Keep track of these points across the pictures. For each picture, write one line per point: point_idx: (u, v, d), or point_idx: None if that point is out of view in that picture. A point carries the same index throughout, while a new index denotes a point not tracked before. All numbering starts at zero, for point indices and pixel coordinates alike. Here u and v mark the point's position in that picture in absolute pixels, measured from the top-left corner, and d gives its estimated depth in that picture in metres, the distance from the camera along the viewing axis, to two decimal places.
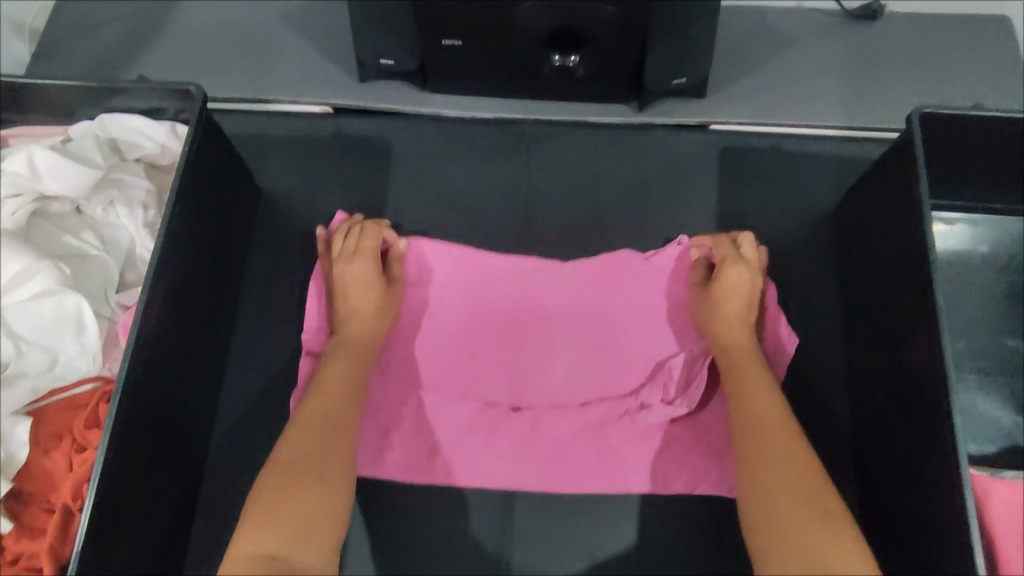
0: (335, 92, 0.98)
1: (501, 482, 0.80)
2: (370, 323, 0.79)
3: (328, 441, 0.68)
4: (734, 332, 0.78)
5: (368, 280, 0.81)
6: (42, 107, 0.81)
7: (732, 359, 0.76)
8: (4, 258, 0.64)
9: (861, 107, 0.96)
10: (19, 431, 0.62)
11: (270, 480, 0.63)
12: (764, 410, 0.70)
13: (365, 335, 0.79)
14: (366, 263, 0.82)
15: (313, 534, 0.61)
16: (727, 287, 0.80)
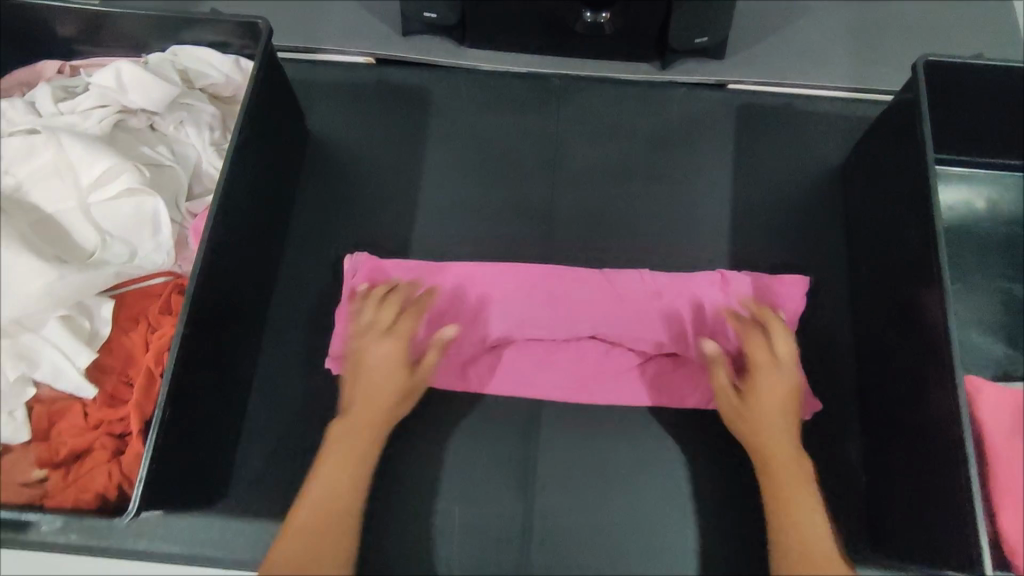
0: (377, 43, 1.04)
1: (511, 388, 0.86)
2: (387, 401, 0.76)
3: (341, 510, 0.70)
4: (770, 419, 0.75)
5: (396, 364, 0.77)
6: (116, 39, 0.87)
7: (766, 440, 0.74)
8: (94, 158, 0.70)
9: (870, 71, 1.03)
10: (104, 309, 0.70)
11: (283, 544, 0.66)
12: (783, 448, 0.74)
13: (378, 415, 0.76)
14: (398, 344, 0.78)
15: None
16: (764, 399, 0.76)
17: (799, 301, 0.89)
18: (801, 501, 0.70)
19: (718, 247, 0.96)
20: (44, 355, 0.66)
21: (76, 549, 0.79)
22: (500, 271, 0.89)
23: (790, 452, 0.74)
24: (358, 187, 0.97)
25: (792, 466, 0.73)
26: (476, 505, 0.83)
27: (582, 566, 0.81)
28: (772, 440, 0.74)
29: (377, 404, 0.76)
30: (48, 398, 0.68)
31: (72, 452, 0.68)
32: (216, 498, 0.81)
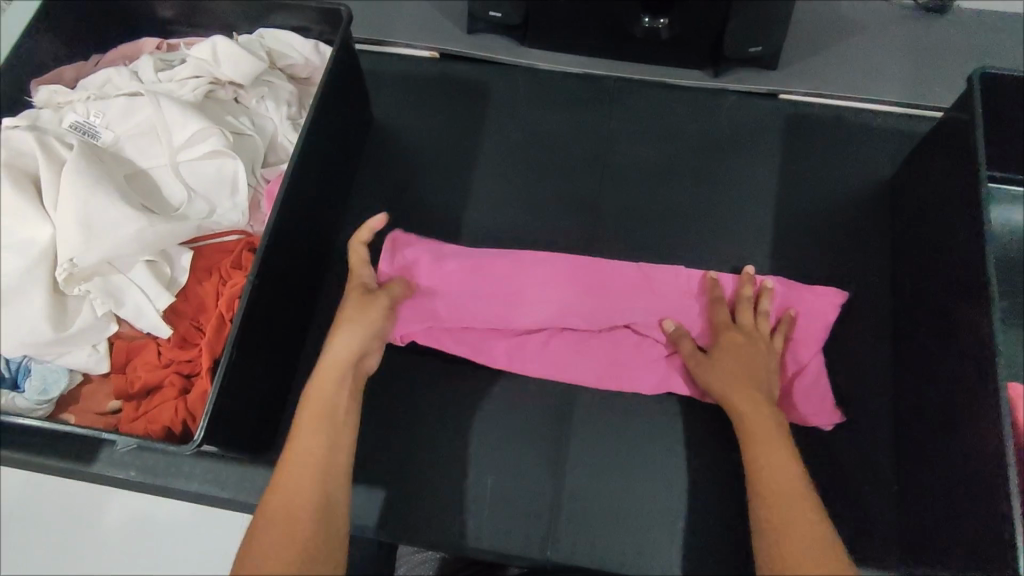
0: (442, 38, 1.10)
1: (549, 369, 0.88)
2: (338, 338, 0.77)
3: (313, 468, 0.66)
4: (737, 380, 0.79)
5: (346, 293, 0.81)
6: (210, 21, 0.94)
7: (733, 398, 0.78)
8: (186, 121, 0.77)
9: (924, 88, 1.03)
10: (183, 258, 0.76)
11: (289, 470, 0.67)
12: (753, 404, 0.77)
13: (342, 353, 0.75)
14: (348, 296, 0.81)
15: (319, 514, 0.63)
16: (727, 354, 0.82)
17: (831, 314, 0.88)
18: (776, 457, 0.72)
19: (763, 250, 0.96)
20: (129, 295, 0.72)
21: (135, 485, 0.84)
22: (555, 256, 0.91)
23: (762, 408, 0.77)
24: (415, 170, 1.02)
25: (765, 423, 0.75)
26: (509, 479, 0.86)
27: (609, 548, 0.83)
28: (741, 399, 0.78)
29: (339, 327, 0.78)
30: (128, 335, 0.75)
31: (144, 386, 0.73)
32: (265, 450, 0.86)
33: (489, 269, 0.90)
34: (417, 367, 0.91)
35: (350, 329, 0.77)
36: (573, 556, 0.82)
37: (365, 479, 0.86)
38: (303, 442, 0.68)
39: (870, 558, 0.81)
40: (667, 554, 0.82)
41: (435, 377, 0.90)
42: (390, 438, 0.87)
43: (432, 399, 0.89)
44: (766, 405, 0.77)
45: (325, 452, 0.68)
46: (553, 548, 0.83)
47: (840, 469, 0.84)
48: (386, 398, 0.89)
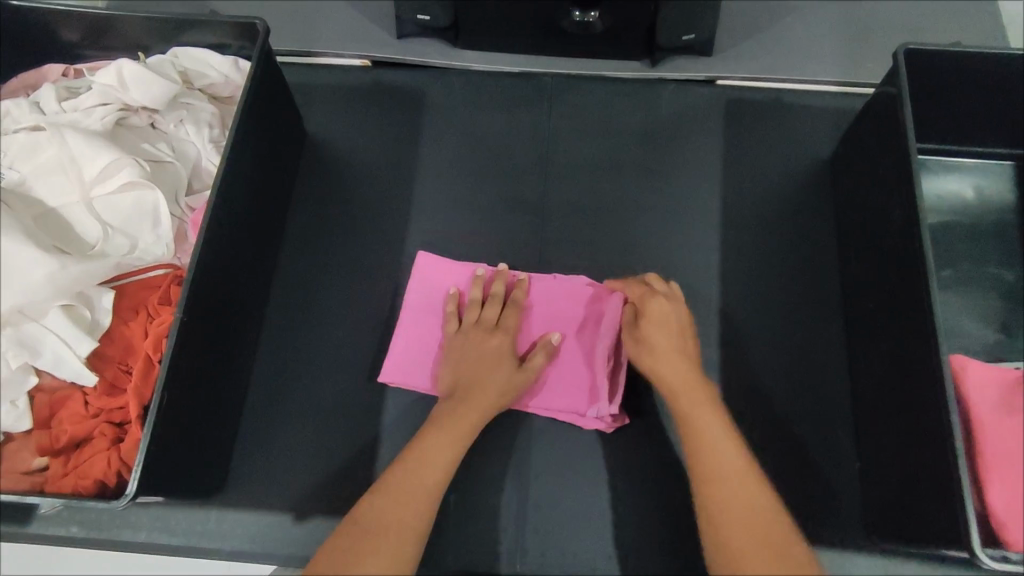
0: (372, 46, 1.06)
1: None
2: (491, 397, 0.78)
3: (423, 487, 0.71)
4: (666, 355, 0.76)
5: (504, 354, 0.81)
6: (118, 43, 0.89)
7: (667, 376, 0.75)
8: (95, 153, 0.72)
9: (855, 65, 1.04)
10: (104, 299, 0.71)
11: (375, 494, 0.69)
12: (678, 379, 0.74)
13: (480, 412, 0.78)
14: (495, 346, 0.82)
15: (403, 543, 0.66)
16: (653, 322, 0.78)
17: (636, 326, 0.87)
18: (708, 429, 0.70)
19: (712, 237, 0.96)
20: (47, 344, 0.68)
21: (76, 542, 0.79)
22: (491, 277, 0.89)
23: (687, 380, 0.74)
24: (353, 184, 0.99)
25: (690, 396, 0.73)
26: (472, 494, 0.83)
27: (579, 555, 0.81)
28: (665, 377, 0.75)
29: (480, 380, 0.79)
30: (49, 386, 0.70)
31: (73, 440, 0.69)
32: (214, 491, 0.81)
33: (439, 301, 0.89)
34: (368, 384, 0.87)
35: (490, 390, 0.79)
36: (544, 568, 0.80)
37: (320, 510, 0.81)
38: (433, 458, 0.73)
39: (838, 537, 0.80)
40: (639, 555, 0.80)
41: (389, 395, 0.86)
42: (343, 465, 0.83)
43: (386, 419, 0.85)
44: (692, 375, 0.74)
45: (430, 481, 0.71)
46: (522, 562, 0.80)
47: (803, 452, 0.84)
48: (338, 422, 0.85)
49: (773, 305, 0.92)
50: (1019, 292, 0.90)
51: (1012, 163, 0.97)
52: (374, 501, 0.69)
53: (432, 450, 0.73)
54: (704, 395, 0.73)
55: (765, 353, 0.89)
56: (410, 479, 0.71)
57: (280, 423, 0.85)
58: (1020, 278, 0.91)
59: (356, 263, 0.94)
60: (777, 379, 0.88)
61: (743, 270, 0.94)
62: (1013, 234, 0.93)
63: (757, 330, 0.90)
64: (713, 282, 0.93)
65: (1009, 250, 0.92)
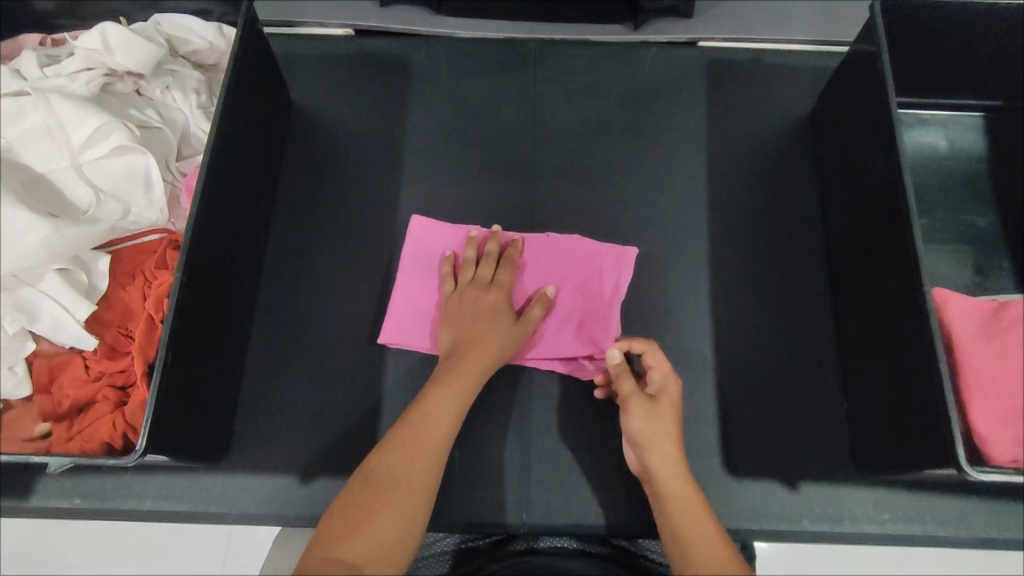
0: (354, 13, 1.05)
1: None
2: (491, 353, 0.80)
3: (432, 441, 0.72)
4: (660, 442, 0.73)
5: (500, 310, 0.83)
6: (96, 12, 0.87)
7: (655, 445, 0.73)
8: (84, 118, 0.72)
9: (833, 24, 1.06)
10: (101, 264, 0.71)
11: (385, 447, 0.70)
12: (662, 440, 0.73)
13: (481, 368, 0.79)
14: (491, 303, 0.83)
15: (414, 495, 0.67)
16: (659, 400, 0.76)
17: (626, 279, 0.90)
18: (671, 472, 0.72)
19: (700, 195, 0.98)
20: (44, 309, 0.67)
21: (79, 514, 0.79)
22: (485, 239, 0.90)
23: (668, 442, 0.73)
24: (342, 152, 0.99)
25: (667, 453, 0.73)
26: (475, 450, 0.84)
27: (582, 503, 0.83)
28: (648, 438, 0.74)
29: (479, 337, 0.80)
30: (47, 352, 0.70)
31: (76, 404, 0.69)
32: (219, 457, 0.82)
33: (431, 261, 0.90)
34: (367, 347, 0.87)
35: (490, 346, 0.80)
36: (550, 517, 0.82)
37: (326, 471, 0.82)
38: (439, 411, 0.74)
39: (830, 473, 0.84)
40: (641, 499, 0.83)
41: (390, 358, 0.87)
42: (346, 427, 0.84)
43: (387, 381, 0.86)
44: (676, 453, 0.73)
45: (439, 434, 0.73)
46: (528, 511, 0.82)
47: (794, 396, 0.87)
48: (339, 385, 0.85)
49: (761, 258, 0.94)
50: (991, 238, 0.94)
51: (982, 115, 1.01)
52: (383, 456, 0.70)
53: (438, 404, 0.74)
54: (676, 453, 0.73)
55: (755, 304, 0.92)
56: (417, 435, 0.72)
57: (281, 389, 0.85)
58: (992, 223, 0.94)
59: (349, 229, 0.94)
60: (767, 330, 0.90)
61: (730, 225, 0.96)
62: (984, 183, 0.97)
63: (746, 282, 0.93)
64: (702, 238, 0.95)
65: (981, 197, 0.96)
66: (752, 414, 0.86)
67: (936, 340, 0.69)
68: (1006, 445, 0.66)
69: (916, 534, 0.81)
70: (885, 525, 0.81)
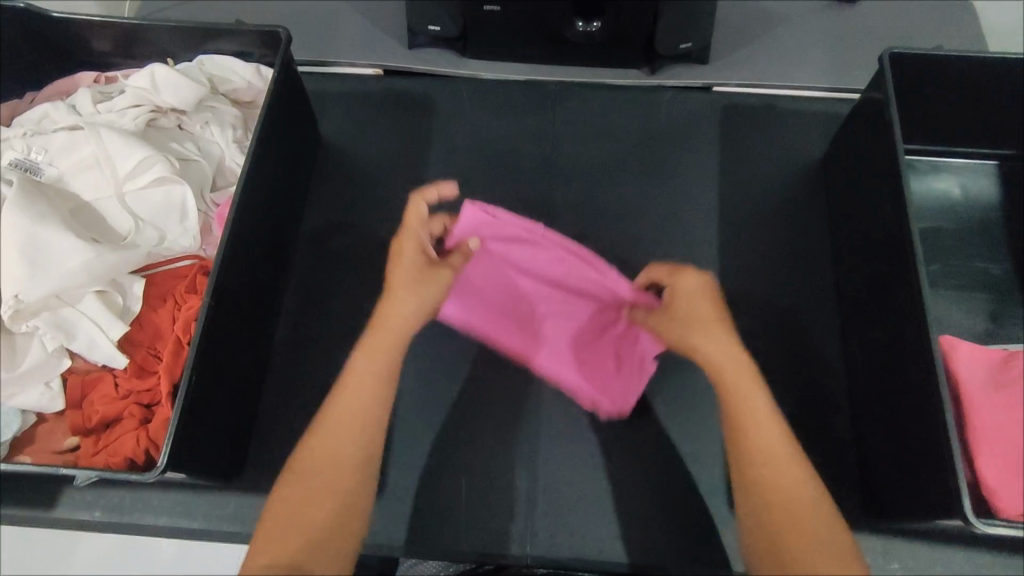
0: (384, 55, 1.11)
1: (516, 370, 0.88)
2: (402, 311, 0.74)
3: (358, 428, 0.67)
4: (715, 350, 0.71)
5: (405, 260, 0.76)
6: (146, 51, 0.93)
7: (713, 362, 0.71)
8: (129, 150, 0.77)
9: (846, 72, 1.09)
10: (135, 287, 0.75)
11: (312, 434, 0.67)
12: (742, 378, 0.69)
13: (393, 329, 0.72)
14: (401, 258, 0.77)
15: (344, 491, 0.64)
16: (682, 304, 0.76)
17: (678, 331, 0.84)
18: (742, 389, 0.69)
19: (712, 235, 1.00)
20: (81, 328, 0.72)
21: (100, 526, 0.82)
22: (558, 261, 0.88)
23: (736, 363, 0.70)
24: (365, 185, 1.03)
25: (731, 368, 0.70)
26: (482, 481, 0.85)
27: (586, 538, 0.83)
28: (705, 350, 0.71)
29: (391, 293, 0.75)
30: (81, 369, 0.74)
31: (104, 420, 0.72)
32: (233, 476, 0.84)
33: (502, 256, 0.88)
34: None
35: (400, 301, 0.74)
36: (553, 550, 0.83)
37: None
38: (360, 389, 0.68)
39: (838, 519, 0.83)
40: (646, 536, 0.83)
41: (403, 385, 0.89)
42: None
43: (400, 407, 0.89)
44: (737, 363, 0.70)
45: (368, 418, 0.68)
46: (532, 543, 0.83)
47: (803, 439, 0.87)
48: None
49: (771, 299, 0.95)
50: (1005, 285, 0.94)
51: (996, 163, 1.02)
52: (310, 445, 0.66)
53: (363, 381, 0.69)
54: (743, 369, 0.70)
55: (766, 344, 0.92)
56: (350, 415, 0.67)
57: (297, 413, 0.88)
58: (1006, 271, 0.95)
59: (369, 259, 0.97)
60: (777, 371, 0.91)
61: (742, 265, 0.98)
62: (997, 229, 0.97)
63: (756, 323, 0.94)
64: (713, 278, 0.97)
65: (994, 244, 0.96)
66: None
67: (942, 388, 0.70)
68: (1014, 496, 0.66)
69: None
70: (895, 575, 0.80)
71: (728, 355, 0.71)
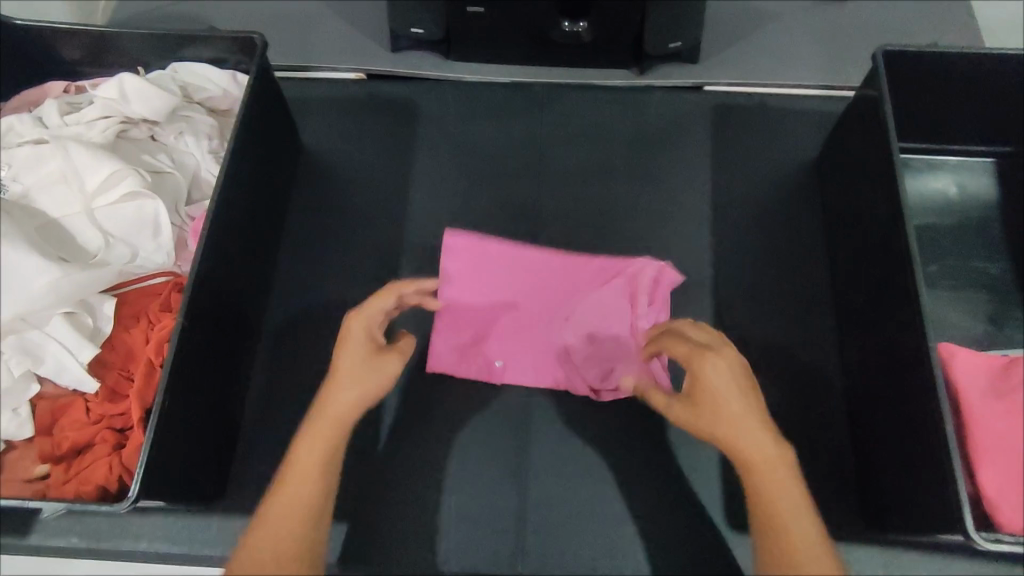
0: (366, 58, 1.08)
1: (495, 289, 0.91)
2: (338, 403, 0.65)
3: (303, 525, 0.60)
4: (740, 440, 0.62)
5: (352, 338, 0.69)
6: (118, 59, 0.90)
7: (737, 454, 0.62)
8: (97, 164, 0.74)
9: (839, 69, 1.07)
10: (105, 306, 0.73)
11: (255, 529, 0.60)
12: (770, 471, 0.61)
13: (331, 424, 0.64)
14: (350, 338, 0.69)
15: None
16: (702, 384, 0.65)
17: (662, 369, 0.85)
18: (770, 480, 0.61)
19: (704, 239, 0.97)
20: (49, 351, 0.69)
21: (77, 553, 0.80)
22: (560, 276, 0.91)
23: (765, 455, 0.62)
24: (348, 194, 1.00)
25: (759, 459, 0.61)
26: (471, 497, 0.83)
27: (578, 555, 0.81)
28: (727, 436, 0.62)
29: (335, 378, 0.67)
30: (51, 394, 0.71)
31: (76, 446, 0.70)
32: (214, 498, 0.82)
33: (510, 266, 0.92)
34: None
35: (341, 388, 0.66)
36: (545, 567, 0.80)
37: None
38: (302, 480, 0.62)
39: (836, 530, 0.81)
40: (640, 552, 0.81)
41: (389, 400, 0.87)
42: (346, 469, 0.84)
43: (386, 423, 0.86)
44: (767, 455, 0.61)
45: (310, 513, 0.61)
46: (523, 561, 0.81)
47: (800, 448, 0.85)
48: None
49: (765, 304, 0.93)
50: (1003, 285, 0.92)
51: (993, 160, 1.00)
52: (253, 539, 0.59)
53: (301, 472, 0.62)
54: (774, 460, 0.62)
55: (761, 351, 0.90)
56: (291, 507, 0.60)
57: (280, 431, 0.85)
58: (1004, 270, 0.93)
59: (353, 270, 0.95)
60: (773, 378, 0.89)
61: (735, 269, 0.95)
62: (994, 228, 0.95)
63: (751, 329, 0.91)
64: (706, 283, 0.94)
65: (992, 243, 0.94)
66: None
67: (940, 398, 0.68)
68: (1016, 508, 0.64)
69: None
70: None
71: (757, 446, 0.62)
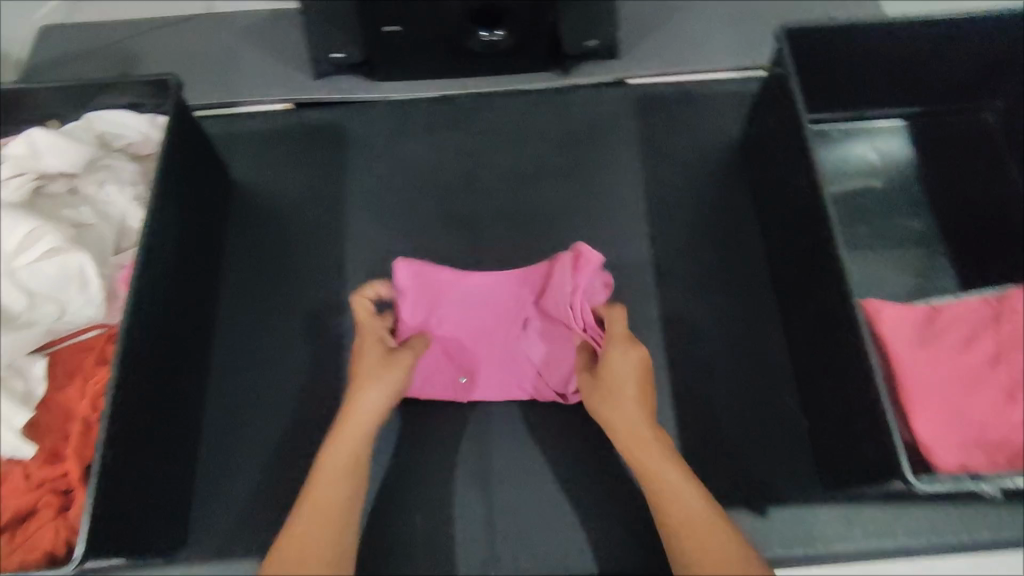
0: (290, 88, 1.08)
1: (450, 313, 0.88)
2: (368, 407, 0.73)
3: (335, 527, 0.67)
4: (631, 424, 0.73)
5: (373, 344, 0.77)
6: (30, 114, 0.89)
7: (629, 439, 0.72)
8: (13, 224, 0.70)
9: (752, 50, 1.10)
10: (37, 367, 0.71)
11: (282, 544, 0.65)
12: (654, 449, 0.71)
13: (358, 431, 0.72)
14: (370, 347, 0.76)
15: None
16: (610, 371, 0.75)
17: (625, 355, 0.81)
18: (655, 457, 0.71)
19: (642, 227, 0.99)
20: None
21: None
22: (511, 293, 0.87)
23: (648, 438, 0.72)
24: (286, 225, 1.00)
25: (643, 439, 0.72)
26: (438, 512, 0.83)
27: (551, 554, 0.81)
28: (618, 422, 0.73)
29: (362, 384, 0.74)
30: None
31: (19, 513, 0.70)
32: (177, 548, 0.80)
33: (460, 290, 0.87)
34: (322, 416, 0.87)
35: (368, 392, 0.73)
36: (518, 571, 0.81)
37: None
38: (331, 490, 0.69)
39: (796, 494, 0.83)
40: (610, 543, 0.82)
41: None
42: None
43: None
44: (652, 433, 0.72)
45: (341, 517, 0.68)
46: (496, 568, 0.81)
47: (754, 420, 0.87)
48: (297, 461, 0.85)
49: (707, 284, 0.95)
50: (927, 240, 0.96)
51: (906, 122, 1.03)
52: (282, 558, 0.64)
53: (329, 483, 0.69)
54: (655, 442, 0.72)
55: (707, 330, 0.92)
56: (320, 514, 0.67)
57: (238, 471, 0.84)
58: (927, 225, 0.97)
59: (297, 301, 0.94)
60: (721, 355, 0.91)
61: (674, 254, 0.97)
62: (913, 187, 0.99)
63: (695, 309, 0.94)
64: (648, 270, 0.96)
65: (912, 201, 0.98)
66: (715, 444, 0.86)
67: (871, 354, 0.70)
68: (948, 449, 0.67)
69: (889, 548, 0.80)
70: (856, 541, 0.81)
71: (641, 429, 0.73)
